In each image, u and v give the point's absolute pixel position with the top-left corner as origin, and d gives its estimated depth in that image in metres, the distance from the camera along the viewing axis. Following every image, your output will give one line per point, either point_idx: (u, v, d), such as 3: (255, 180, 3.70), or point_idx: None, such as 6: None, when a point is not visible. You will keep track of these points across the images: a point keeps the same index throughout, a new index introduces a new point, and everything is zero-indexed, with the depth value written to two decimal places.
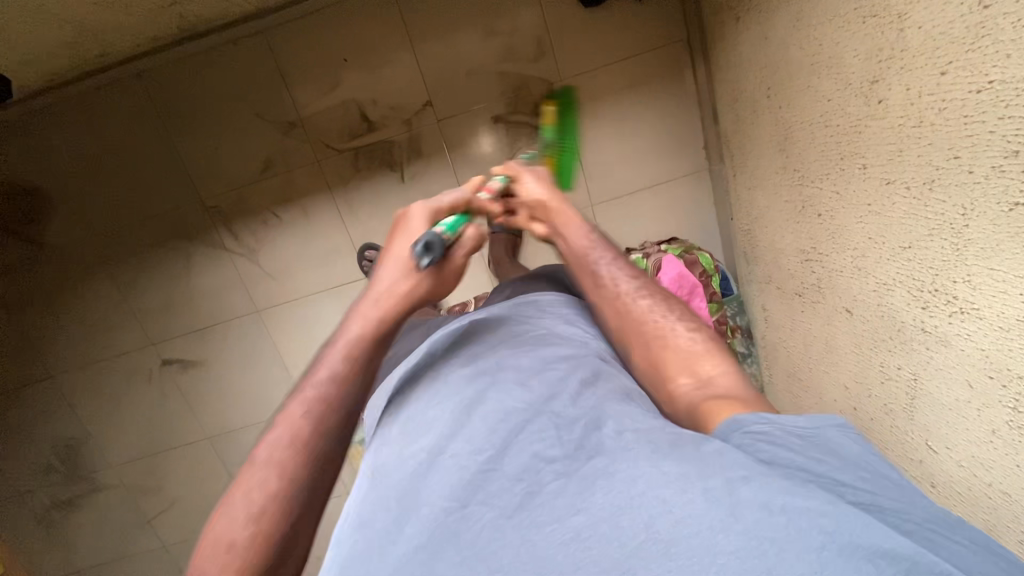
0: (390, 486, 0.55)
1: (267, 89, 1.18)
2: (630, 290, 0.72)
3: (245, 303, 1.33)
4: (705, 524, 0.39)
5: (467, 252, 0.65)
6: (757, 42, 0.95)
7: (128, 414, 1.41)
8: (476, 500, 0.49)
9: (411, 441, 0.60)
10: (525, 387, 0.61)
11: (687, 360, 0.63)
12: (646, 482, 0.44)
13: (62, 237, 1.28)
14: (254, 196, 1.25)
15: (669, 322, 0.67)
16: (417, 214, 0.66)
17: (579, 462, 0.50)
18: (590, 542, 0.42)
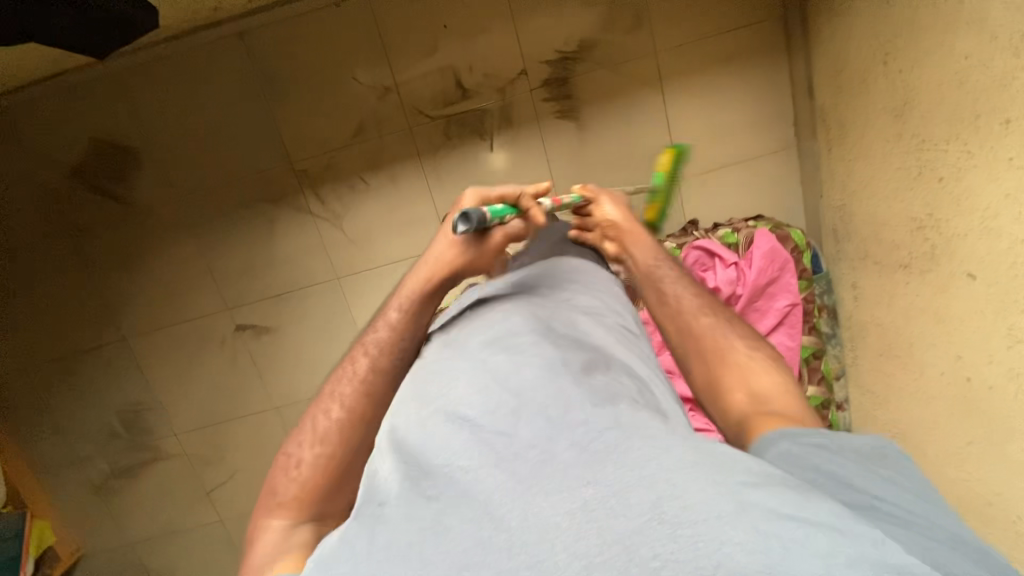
0: (410, 441, 0.52)
1: (368, 52, 1.19)
2: (699, 311, 0.71)
3: (326, 269, 1.33)
4: (719, 513, 0.35)
5: (505, 236, 0.71)
6: (877, 9, 0.95)
7: (195, 381, 1.40)
8: (494, 459, 0.45)
9: (423, 412, 0.56)
10: (548, 355, 0.57)
11: (745, 374, 0.63)
12: (658, 463, 0.39)
13: (148, 195, 1.27)
14: (345, 160, 1.26)
15: (737, 346, 0.66)
16: (468, 197, 0.72)
17: (594, 430, 0.45)
18: (594, 514, 0.37)
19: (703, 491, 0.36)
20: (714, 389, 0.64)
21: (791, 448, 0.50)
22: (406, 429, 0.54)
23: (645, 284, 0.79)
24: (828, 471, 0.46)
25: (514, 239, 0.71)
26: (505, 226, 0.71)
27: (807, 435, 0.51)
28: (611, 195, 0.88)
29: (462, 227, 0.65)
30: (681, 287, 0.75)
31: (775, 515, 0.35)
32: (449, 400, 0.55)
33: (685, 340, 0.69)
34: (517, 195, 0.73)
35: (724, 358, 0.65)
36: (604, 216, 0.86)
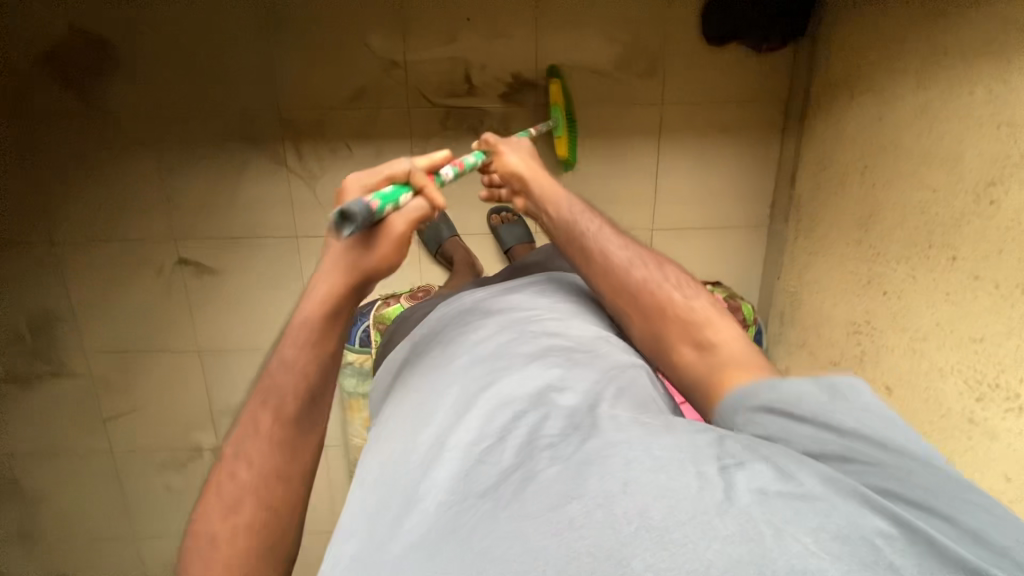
0: (396, 474, 0.56)
1: (386, 21, 1.17)
2: (624, 261, 0.75)
3: (287, 226, 1.29)
4: (701, 510, 0.40)
5: (409, 222, 0.59)
6: (868, 122, 1.01)
7: (121, 305, 1.33)
8: (474, 493, 0.48)
9: (406, 442, 0.59)
10: (521, 377, 0.61)
11: (687, 324, 0.68)
12: (640, 471, 0.44)
13: (120, 102, 1.20)
14: (334, 122, 1.23)
15: (667, 289, 0.71)
16: (354, 190, 0.62)
17: (575, 447, 0.49)
18: (586, 529, 0.40)
19: (686, 488, 0.42)
20: (661, 342, 0.70)
21: (757, 408, 0.55)
22: (394, 463, 0.58)
23: (564, 239, 0.81)
24: (797, 418, 0.51)
25: (418, 221, 0.60)
26: (397, 211, 0.59)
27: (763, 390, 0.56)
28: (512, 144, 0.91)
29: (348, 230, 0.52)
30: (601, 234, 0.78)
31: (758, 494, 0.42)
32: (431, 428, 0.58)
33: (629, 300, 0.73)
34: (406, 173, 0.62)
35: (660, 309, 0.70)
36: (508, 165, 0.88)
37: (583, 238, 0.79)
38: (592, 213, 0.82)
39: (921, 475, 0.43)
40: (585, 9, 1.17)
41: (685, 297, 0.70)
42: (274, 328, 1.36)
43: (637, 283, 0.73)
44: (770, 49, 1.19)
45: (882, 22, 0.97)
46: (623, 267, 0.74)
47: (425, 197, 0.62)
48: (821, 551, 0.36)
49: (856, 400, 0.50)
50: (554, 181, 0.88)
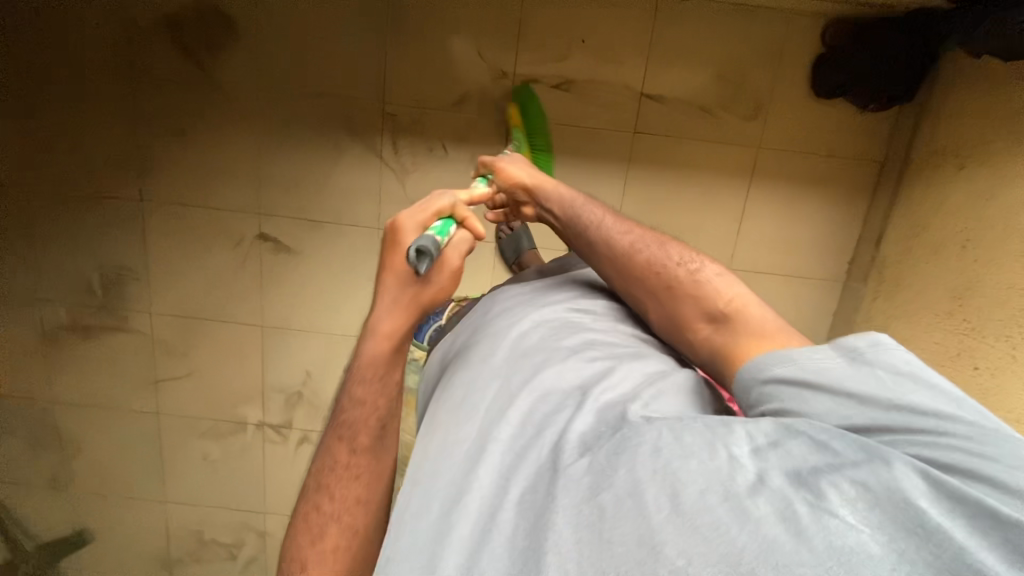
0: (439, 455, 0.58)
1: (501, 32, 1.19)
2: (625, 240, 0.73)
3: (370, 216, 1.30)
4: (733, 492, 0.41)
5: (461, 252, 0.69)
6: (976, 196, 1.01)
7: (194, 270, 1.34)
8: (515, 490, 0.50)
9: (446, 426, 0.61)
10: (557, 366, 0.62)
11: (699, 301, 0.65)
12: (669, 455, 0.45)
13: (229, 75, 1.23)
14: (434, 122, 1.24)
15: (669, 266, 0.69)
16: (403, 230, 0.66)
17: (605, 439, 0.50)
18: (616, 519, 0.42)
19: (716, 468, 0.43)
20: (682, 327, 0.66)
21: (774, 380, 0.52)
22: (427, 461, 0.59)
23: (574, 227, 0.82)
24: (815, 387, 0.49)
25: (468, 251, 0.69)
26: (451, 244, 0.68)
27: (782, 361, 0.52)
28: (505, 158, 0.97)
29: (425, 264, 0.62)
30: (603, 221, 0.78)
31: (798, 476, 0.41)
32: (471, 419, 0.59)
33: (623, 270, 0.73)
34: (450, 206, 0.70)
35: (672, 289, 0.67)
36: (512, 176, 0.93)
37: (585, 227, 0.80)
38: (597, 205, 0.82)
39: (951, 437, 0.41)
40: (697, 47, 1.19)
41: (692, 269, 0.67)
42: (338, 313, 1.36)
43: (642, 263, 0.71)
44: (875, 108, 1.19)
45: (1005, 100, 0.97)
46: (628, 249, 0.73)
47: (467, 228, 0.71)
48: (862, 526, 0.37)
49: (881, 364, 0.47)
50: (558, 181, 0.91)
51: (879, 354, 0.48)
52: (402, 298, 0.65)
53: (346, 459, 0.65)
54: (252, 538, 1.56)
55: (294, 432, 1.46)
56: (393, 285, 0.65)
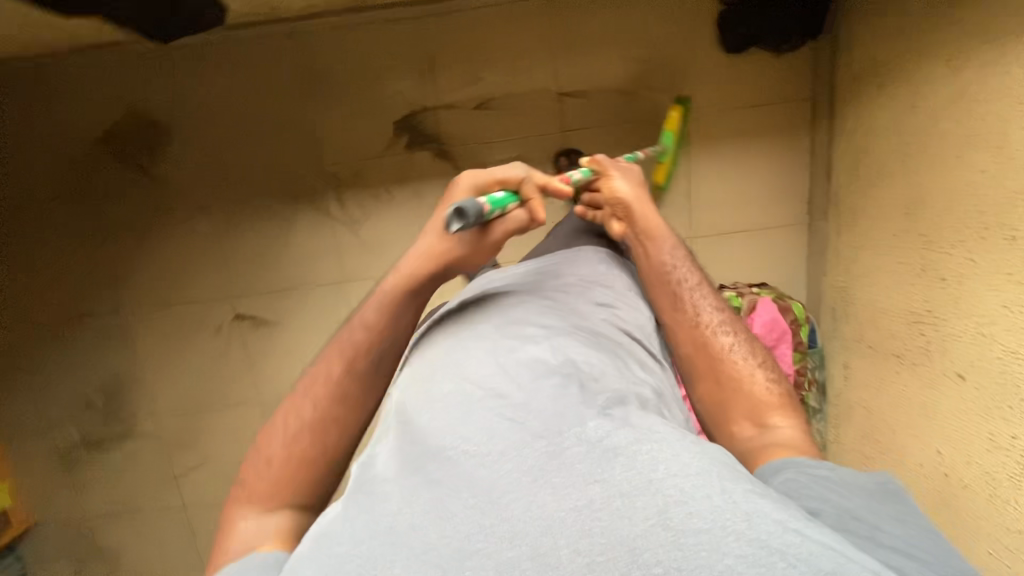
0: (417, 426, 0.55)
1: (413, 71, 1.23)
2: (713, 323, 0.77)
3: (336, 272, 1.34)
4: (722, 524, 0.38)
5: (504, 230, 0.68)
6: (901, 111, 1.01)
7: (185, 362, 1.39)
8: (494, 462, 0.47)
9: (425, 401, 0.58)
10: (552, 362, 0.60)
11: (754, 404, 0.68)
12: (667, 467, 0.43)
13: (173, 175, 1.29)
14: (372, 170, 1.28)
15: (749, 366, 0.72)
16: (469, 186, 0.70)
17: (604, 429, 0.49)
18: (602, 512, 0.40)
19: (709, 496, 0.40)
20: (725, 415, 0.70)
21: (797, 473, 0.55)
22: (401, 437, 0.56)
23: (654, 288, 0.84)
24: (847, 490, 0.51)
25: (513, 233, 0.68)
26: (504, 217, 0.67)
27: (818, 467, 0.55)
28: (621, 168, 0.94)
29: (456, 223, 0.62)
30: (685, 281, 0.82)
31: (796, 526, 0.38)
32: (455, 399, 0.57)
33: (693, 350, 0.76)
34: (518, 180, 0.70)
35: (735, 380, 0.71)
36: (615, 189, 0.91)
37: (676, 293, 0.81)
38: (698, 273, 0.84)
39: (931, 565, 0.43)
40: (603, 36, 1.21)
41: (767, 381, 0.71)
42: None
43: (716, 347, 0.74)
44: (788, 49, 1.21)
45: (902, 13, 0.98)
46: (708, 331, 0.76)
47: (528, 209, 0.70)
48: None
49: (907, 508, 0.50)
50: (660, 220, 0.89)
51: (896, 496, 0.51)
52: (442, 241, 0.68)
53: (335, 360, 0.68)
54: None
55: None
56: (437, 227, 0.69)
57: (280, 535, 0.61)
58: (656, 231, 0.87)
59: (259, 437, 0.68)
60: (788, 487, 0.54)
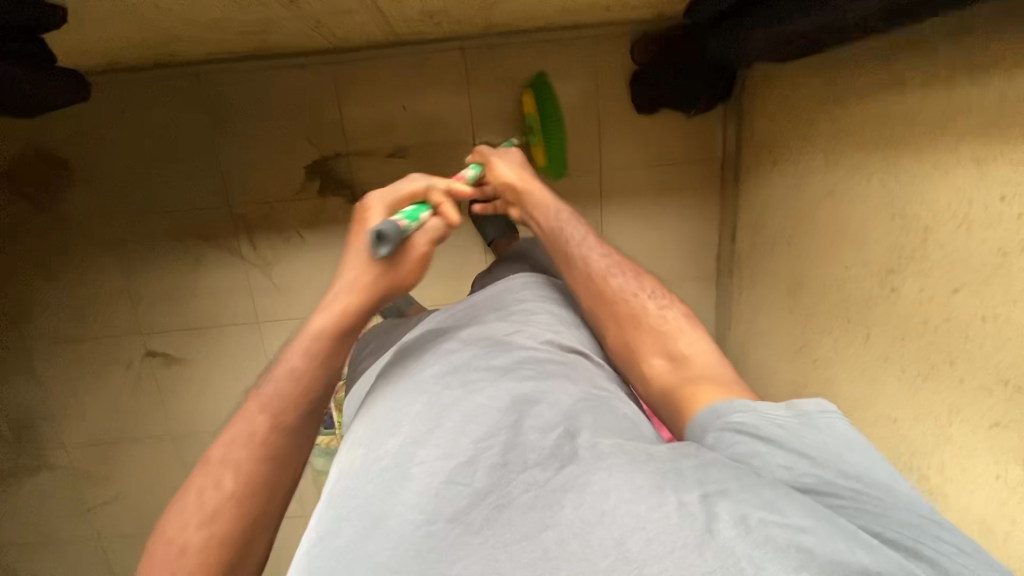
0: (357, 484, 0.52)
1: (324, 117, 1.21)
2: (603, 269, 0.78)
3: (248, 312, 1.33)
4: (677, 543, 0.40)
5: (427, 241, 0.67)
6: (789, 191, 1.04)
7: (95, 397, 1.37)
8: (449, 511, 0.47)
9: (367, 449, 0.55)
10: (498, 387, 0.59)
11: (661, 338, 0.71)
12: (618, 496, 0.44)
13: (76, 211, 1.25)
14: (285, 213, 1.27)
15: (641, 298, 0.75)
16: (376, 209, 0.70)
17: (552, 470, 0.49)
18: (560, 561, 0.42)
19: (662, 518, 0.42)
20: (634, 356, 0.71)
21: (726, 429, 0.54)
22: (343, 484, 0.54)
23: (551, 244, 0.85)
24: (765, 438, 0.51)
25: (436, 241, 0.67)
26: (421, 228, 0.67)
27: (741, 410, 0.55)
28: (501, 155, 0.96)
29: (383, 248, 0.63)
30: (583, 242, 0.82)
31: (740, 524, 0.41)
32: (395, 436, 0.55)
33: (603, 304, 0.76)
34: (425, 189, 0.71)
35: (633, 320, 0.73)
36: (500, 175, 0.93)
37: (568, 244, 0.83)
38: (579, 222, 0.86)
39: (895, 518, 0.43)
40: (516, 90, 1.21)
41: (659, 308, 0.74)
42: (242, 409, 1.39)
43: (614, 294, 0.75)
44: (698, 112, 1.21)
45: (793, 98, 1.00)
46: (603, 275, 0.78)
47: (442, 215, 0.69)
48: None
49: (831, 431, 0.50)
50: (544, 188, 0.92)
51: (812, 418, 0.51)
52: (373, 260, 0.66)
53: (290, 369, 0.63)
54: None
55: None
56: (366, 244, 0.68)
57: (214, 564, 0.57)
58: (533, 199, 0.90)
59: (209, 449, 0.62)
60: (721, 443, 0.54)
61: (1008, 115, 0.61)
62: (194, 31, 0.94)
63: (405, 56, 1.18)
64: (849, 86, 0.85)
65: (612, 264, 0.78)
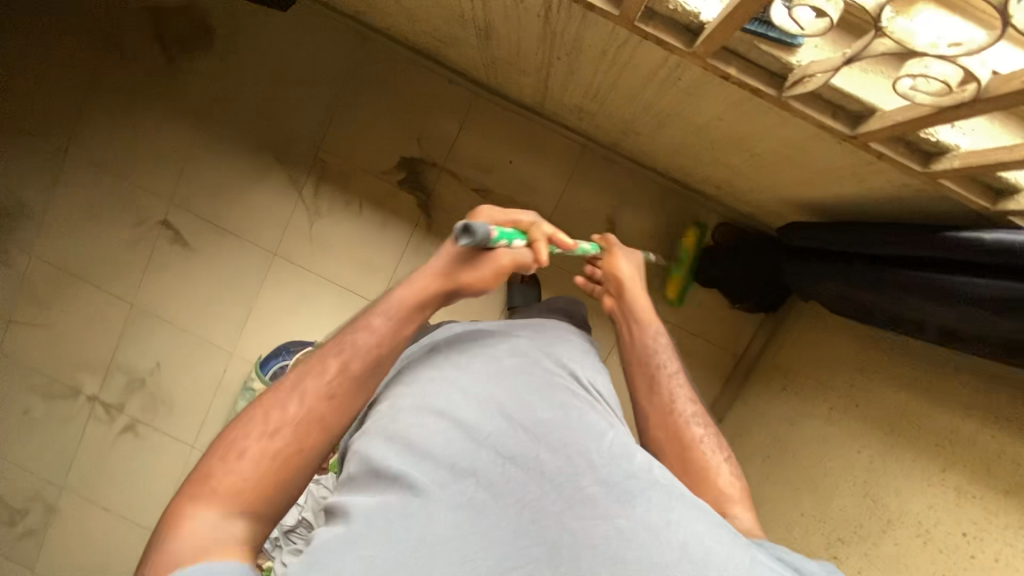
0: (421, 445, 0.52)
1: (442, 128, 1.32)
2: (687, 414, 0.76)
3: (271, 241, 1.35)
4: (726, 570, 0.43)
5: (511, 262, 0.66)
6: (784, 420, 1.10)
7: (86, 232, 1.34)
8: (518, 481, 0.49)
9: (425, 414, 0.56)
10: (553, 392, 0.59)
11: (717, 495, 0.68)
12: (680, 515, 0.46)
13: (193, 75, 1.32)
14: (361, 181, 1.34)
15: (715, 456, 0.72)
16: (481, 217, 0.68)
17: (617, 472, 0.49)
18: (632, 549, 0.43)
19: (716, 550, 0.44)
20: None
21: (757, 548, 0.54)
22: (400, 442, 0.53)
23: (636, 365, 0.82)
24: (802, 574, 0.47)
25: (517, 266, 0.66)
26: (509, 248, 0.65)
27: (771, 548, 0.51)
28: (624, 251, 0.90)
29: (464, 239, 0.58)
30: (674, 379, 0.79)
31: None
32: (456, 408, 0.56)
33: (676, 445, 0.73)
34: (530, 223, 0.70)
35: (699, 470, 0.70)
36: (618, 267, 0.88)
37: (654, 376, 0.79)
38: (676, 356, 0.83)
39: None
40: (605, 201, 1.32)
41: (727, 468, 0.71)
42: (208, 317, 1.36)
43: (688, 441, 0.73)
44: (743, 308, 1.30)
45: (819, 341, 1.09)
46: (683, 419, 0.75)
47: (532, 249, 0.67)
48: None
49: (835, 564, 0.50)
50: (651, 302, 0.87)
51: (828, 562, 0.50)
52: (444, 271, 0.65)
53: (334, 372, 0.58)
54: (36, 510, 1.36)
55: (122, 417, 1.36)
56: (446, 252, 0.66)
57: (237, 541, 0.47)
58: (637, 305, 0.85)
59: (211, 450, 0.53)
60: None
61: (1000, 474, 0.69)
62: (397, 14, 1.06)
63: (535, 121, 1.31)
64: (868, 361, 0.94)
65: (696, 413, 0.76)
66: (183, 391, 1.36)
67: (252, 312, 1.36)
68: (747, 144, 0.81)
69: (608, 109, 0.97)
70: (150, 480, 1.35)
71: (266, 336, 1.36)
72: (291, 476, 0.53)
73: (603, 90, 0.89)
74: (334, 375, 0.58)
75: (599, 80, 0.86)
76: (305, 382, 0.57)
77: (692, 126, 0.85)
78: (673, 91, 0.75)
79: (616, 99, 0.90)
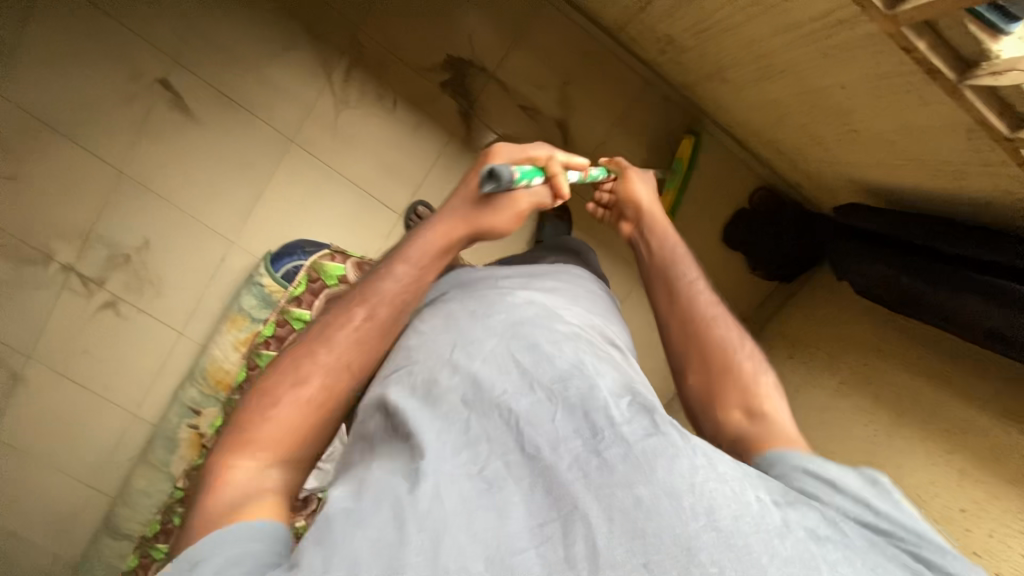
0: (430, 405, 0.53)
1: (498, 31, 1.21)
2: (711, 315, 0.71)
3: (289, 125, 1.22)
4: (763, 528, 0.42)
5: (530, 203, 0.68)
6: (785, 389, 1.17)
7: (56, 73, 1.11)
8: (531, 449, 0.48)
9: (431, 371, 0.56)
10: (566, 348, 0.59)
11: (747, 393, 0.63)
12: (708, 475, 0.45)
13: None
14: (398, 76, 1.21)
15: (754, 365, 0.66)
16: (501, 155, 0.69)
17: (636, 433, 0.48)
18: (652, 512, 0.42)
19: (747, 501, 0.43)
20: (715, 399, 0.65)
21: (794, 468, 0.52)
22: (405, 398, 0.53)
23: (651, 274, 0.79)
24: (829, 484, 0.48)
25: (535, 203, 0.68)
26: (527, 189, 0.67)
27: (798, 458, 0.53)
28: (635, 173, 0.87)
29: (488, 185, 0.59)
30: (694, 288, 0.74)
31: (809, 536, 0.42)
32: (473, 361, 0.56)
33: (697, 341, 0.69)
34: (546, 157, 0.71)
35: (744, 376, 0.64)
36: (636, 193, 0.85)
37: (676, 283, 0.75)
38: (695, 263, 0.79)
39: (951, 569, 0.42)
40: (651, 144, 1.27)
41: (755, 368, 0.65)
42: (211, 199, 1.23)
43: (711, 337, 0.69)
44: (761, 275, 1.33)
45: (831, 317, 1.15)
46: (706, 322, 0.70)
47: (551, 183, 0.69)
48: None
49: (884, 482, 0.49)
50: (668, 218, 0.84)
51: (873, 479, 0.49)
52: (467, 214, 0.67)
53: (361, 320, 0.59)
54: None
55: (101, 293, 1.22)
56: (464, 197, 0.67)
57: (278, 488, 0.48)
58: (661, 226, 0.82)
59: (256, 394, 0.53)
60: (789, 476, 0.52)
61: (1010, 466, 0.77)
62: None
63: (596, 43, 1.23)
64: (881, 343, 1.00)
65: (710, 299, 0.73)
66: (176, 276, 1.25)
67: (261, 200, 1.25)
68: (854, 119, 0.78)
69: (707, 49, 0.90)
70: (133, 363, 1.26)
71: (274, 231, 1.27)
72: (300, 454, 0.52)
73: (715, 29, 0.82)
74: (313, 368, 0.54)
75: (717, 17, 0.79)
76: (268, 399, 0.52)
77: (799, 87, 0.81)
78: (807, 48, 0.71)
79: (724, 40, 0.83)
